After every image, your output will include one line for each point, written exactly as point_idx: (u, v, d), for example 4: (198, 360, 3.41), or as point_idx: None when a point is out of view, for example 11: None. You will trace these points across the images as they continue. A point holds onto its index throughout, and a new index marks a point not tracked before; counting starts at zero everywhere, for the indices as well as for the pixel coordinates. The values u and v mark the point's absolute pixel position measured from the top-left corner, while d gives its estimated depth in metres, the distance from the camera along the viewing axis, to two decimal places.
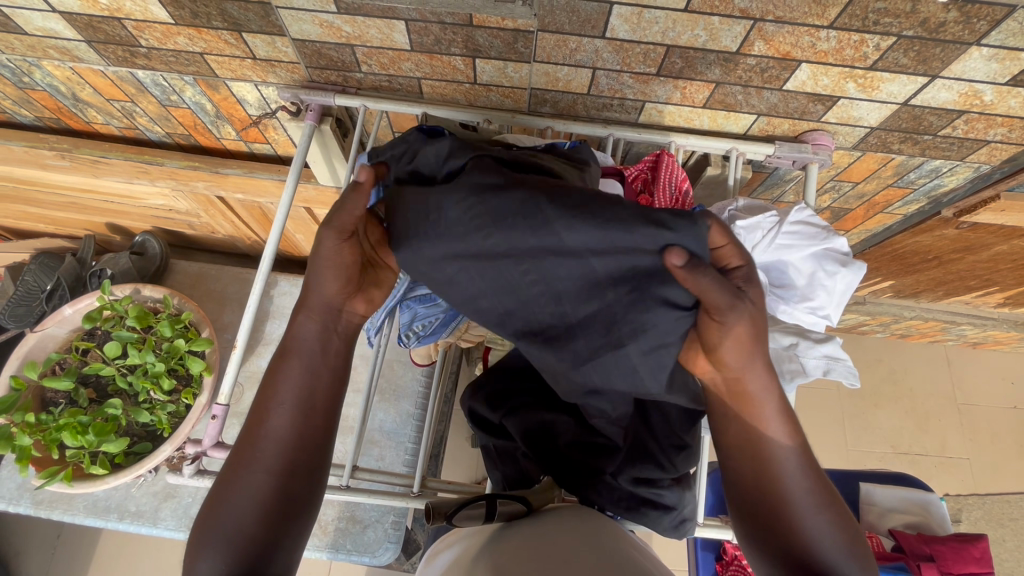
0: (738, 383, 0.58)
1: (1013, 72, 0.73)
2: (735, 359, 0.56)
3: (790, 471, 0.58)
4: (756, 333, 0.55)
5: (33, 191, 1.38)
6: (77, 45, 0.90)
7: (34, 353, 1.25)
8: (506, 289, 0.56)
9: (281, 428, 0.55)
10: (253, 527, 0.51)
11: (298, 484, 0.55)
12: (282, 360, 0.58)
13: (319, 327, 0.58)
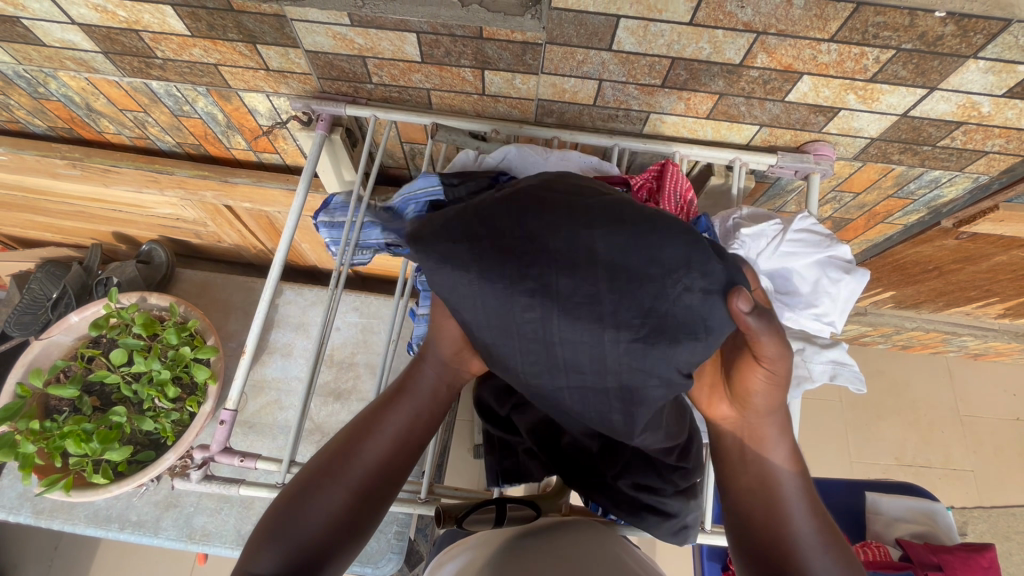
0: (757, 425, 0.62)
1: (1010, 84, 0.75)
2: (767, 399, 0.60)
3: (797, 508, 0.60)
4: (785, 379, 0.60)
5: (42, 200, 1.40)
6: (94, 56, 0.92)
7: (39, 361, 1.25)
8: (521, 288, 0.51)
9: (372, 458, 0.58)
10: (322, 538, 0.52)
11: (369, 510, 0.56)
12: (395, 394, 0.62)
13: (436, 376, 0.63)
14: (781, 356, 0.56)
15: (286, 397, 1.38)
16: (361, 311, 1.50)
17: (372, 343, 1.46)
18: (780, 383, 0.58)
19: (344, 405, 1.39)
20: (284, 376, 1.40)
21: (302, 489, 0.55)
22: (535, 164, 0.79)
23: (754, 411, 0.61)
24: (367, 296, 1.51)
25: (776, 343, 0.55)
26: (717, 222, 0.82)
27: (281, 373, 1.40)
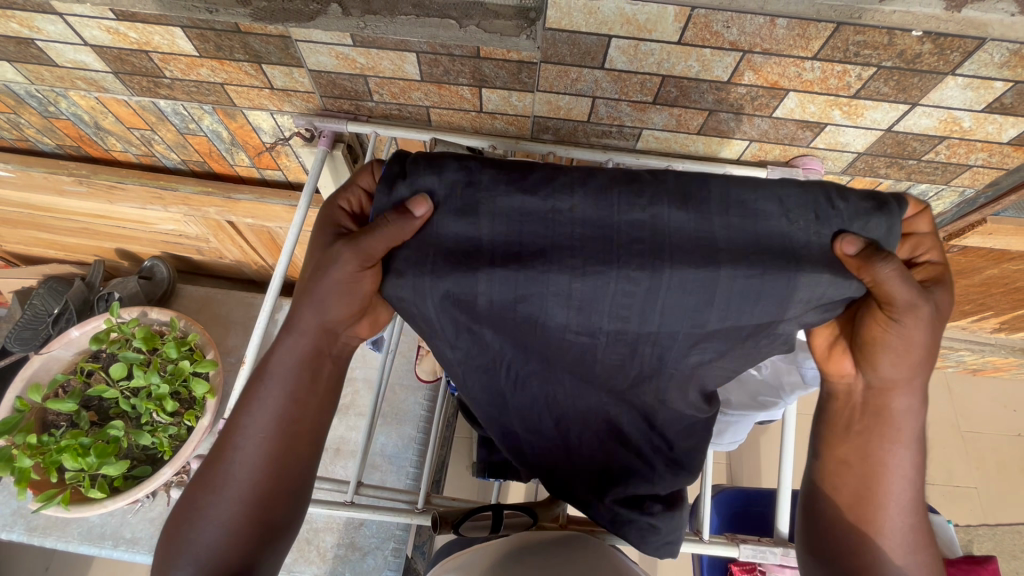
0: (882, 395, 0.56)
1: (988, 100, 0.77)
2: (905, 365, 0.53)
3: (903, 477, 0.57)
4: (928, 346, 0.52)
5: (48, 217, 1.42)
6: (105, 76, 0.96)
7: (38, 375, 1.25)
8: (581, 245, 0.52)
9: (249, 464, 0.56)
10: (219, 549, 0.53)
11: (270, 505, 0.56)
12: (257, 384, 0.57)
13: (296, 354, 0.57)
14: (914, 314, 0.49)
15: None
16: None
17: (371, 358, 1.47)
18: (917, 348, 0.52)
19: (342, 419, 1.39)
20: None
21: (187, 508, 0.55)
22: None
23: (878, 379, 0.55)
24: None
25: (907, 297, 0.49)
26: None
27: None
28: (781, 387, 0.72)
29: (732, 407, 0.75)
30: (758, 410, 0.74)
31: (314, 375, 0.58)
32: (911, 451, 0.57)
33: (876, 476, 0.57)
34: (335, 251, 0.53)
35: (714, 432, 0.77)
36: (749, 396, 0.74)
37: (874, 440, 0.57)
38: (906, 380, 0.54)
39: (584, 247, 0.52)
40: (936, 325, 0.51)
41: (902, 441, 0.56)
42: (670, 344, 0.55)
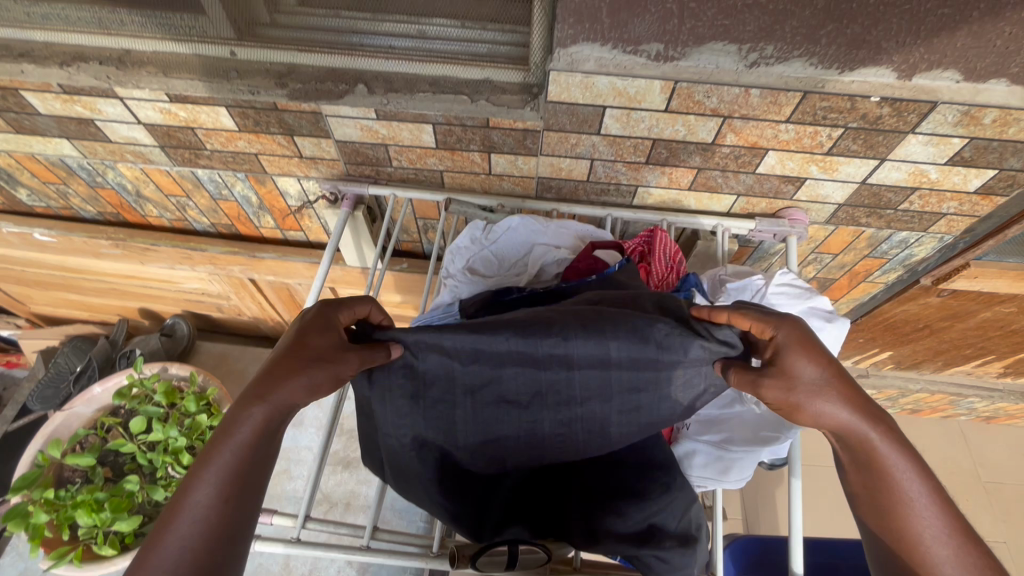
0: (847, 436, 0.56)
1: (950, 154, 0.86)
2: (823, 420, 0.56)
3: (921, 506, 0.52)
4: (819, 392, 0.55)
5: (81, 278, 1.51)
6: (152, 150, 1.07)
7: (59, 431, 1.29)
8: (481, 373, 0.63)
9: (182, 549, 0.43)
10: None
11: None
12: (207, 455, 0.49)
13: (263, 418, 0.51)
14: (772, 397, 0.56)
15: (296, 467, 1.41)
16: None
17: None
18: (807, 408, 0.56)
19: (352, 474, 1.40)
20: (294, 446, 1.44)
21: None
22: (537, 229, 0.89)
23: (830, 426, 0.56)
24: None
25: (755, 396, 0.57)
26: (706, 279, 0.91)
27: (291, 443, 1.45)
28: (781, 421, 0.75)
29: (735, 444, 0.76)
30: (761, 445, 0.75)
31: (273, 452, 0.52)
32: (916, 475, 0.53)
33: (896, 512, 0.52)
34: (346, 359, 0.56)
35: (719, 469, 0.77)
36: (751, 432, 0.76)
37: (873, 475, 0.54)
38: (853, 418, 0.55)
39: (506, 364, 0.62)
40: (806, 391, 0.55)
41: (899, 468, 0.53)
42: (599, 433, 0.65)
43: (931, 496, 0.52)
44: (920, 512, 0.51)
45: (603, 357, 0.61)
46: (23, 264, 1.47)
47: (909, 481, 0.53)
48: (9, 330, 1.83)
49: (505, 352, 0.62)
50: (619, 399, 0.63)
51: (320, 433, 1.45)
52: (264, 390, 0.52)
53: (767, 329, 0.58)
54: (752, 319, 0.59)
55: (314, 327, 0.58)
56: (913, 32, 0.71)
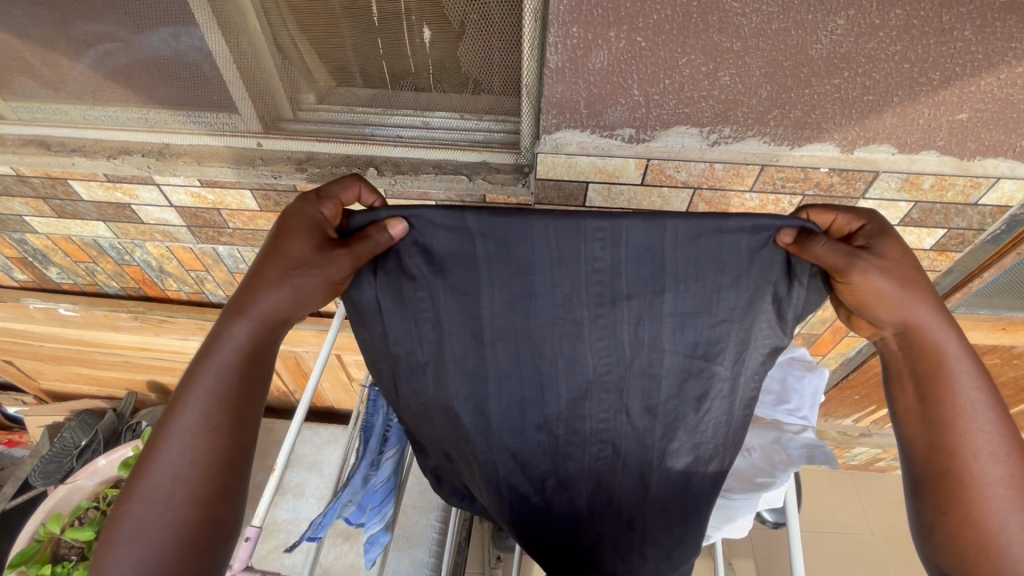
0: (916, 342, 0.62)
1: (900, 216, 0.96)
2: (890, 312, 0.62)
3: (981, 423, 0.59)
4: (903, 282, 0.61)
5: (96, 352, 1.57)
6: (180, 230, 1.17)
7: (60, 505, 1.28)
8: (523, 278, 0.67)
9: (178, 471, 0.54)
10: (169, 550, 0.51)
11: (223, 502, 0.55)
12: (184, 388, 0.57)
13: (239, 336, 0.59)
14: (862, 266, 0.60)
15: (295, 540, 1.40)
16: None
17: None
18: (892, 294, 0.61)
19: (352, 546, 1.38)
20: (294, 518, 1.43)
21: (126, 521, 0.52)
22: None
23: (903, 322, 0.62)
24: None
25: (844, 261, 0.60)
26: None
27: (291, 515, 1.44)
28: (773, 466, 0.76)
29: (735, 491, 0.78)
30: (757, 491, 0.76)
31: (246, 370, 0.59)
32: (983, 392, 0.59)
33: (954, 425, 0.59)
34: (325, 251, 0.62)
35: (723, 517, 0.81)
36: (747, 479, 0.78)
37: (931, 391, 0.61)
38: (935, 323, 0.61)
39: (557, 251, 0.65)
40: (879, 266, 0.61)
41: (963, 384, 0.60)
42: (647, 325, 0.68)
43: (992, 415, 0.59)
44: (979, 430, 0.58)
45: (669, 243, 0.64)
46: (42, 340, 1.53)
47: (971, 397, 0.59)
48: (16, 406, 1.85)
49: (563, 243, 0.65)
50: (667, 301, 0.67)
51: (320, 504, 1.45)
52: (244, 305, 0.59)
53: (853, 221, 0.65)
54: (841, 213, 0.65)
55: (291, 219, 0.64)
56: (847, 115, 0.82)
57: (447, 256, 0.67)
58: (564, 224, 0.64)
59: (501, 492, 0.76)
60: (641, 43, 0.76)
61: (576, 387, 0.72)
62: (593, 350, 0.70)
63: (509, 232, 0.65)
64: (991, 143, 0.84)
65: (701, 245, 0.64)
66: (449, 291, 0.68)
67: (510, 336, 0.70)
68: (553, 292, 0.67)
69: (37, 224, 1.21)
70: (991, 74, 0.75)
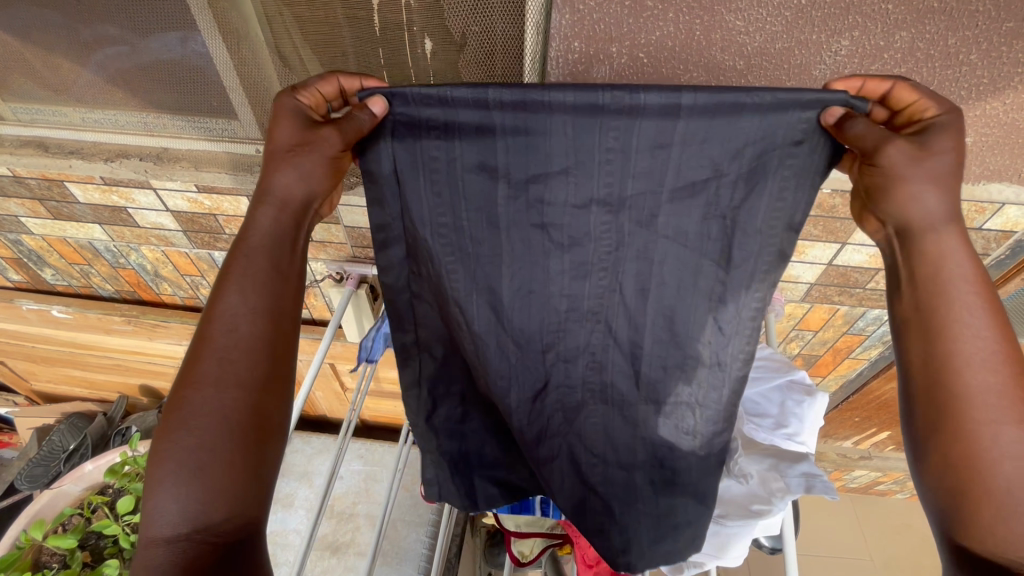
0: (939, 238, 0.57)
1: None
2: (935, 200, 0.57)
3: (979, 342, 0.53)
4: (953, 169, 0.57)
5: (88, 355, 1.55)
6: (176, 234, 1.18)
7: (44, 511, 1.26)
8: (536, 170, 0.66)
9: (224, 360, 0.53)
10: (223, 437, 0.50)
11: (270, 396, 0.54)
12: (223, 281, 0.56)
13: (271, 236, 0.60)
14: (904, 180, 0.57)
15: (281, 552, 1.37)
16: (366, 459, 1.52)
17: (375, 492, 1.46)
18: (939, 173, 0.57)
19: (340, 560, 1.35)
20: (282, 529, 1.41)
21: (176, 411, 0.50)
22: None
23: (904, 220, 0.58)
24: (373, 443, 1.54)
25: (882, 136, 0.57)
26: None
27: (279, 526, 1.42)
28: (770, 493, 0.74)
29: (731, 518, 0.78)
30: (753, 519, 0.75)
31: (281, 267, 0.59)
32: (983, 318, 0.54)
33: (946, 333, 0.54)
34: (324, 135, 0.62)
35: (718, 544, 0.81)
36: (744, 506, 0.77)
37: (934, 295, 0.56)
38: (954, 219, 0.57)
39: (568, 129, 0.64)
40: (930, 175, 0.57)
41: (963, 295, 0.55)
42: (648, 219, 0.68)
43: (995, 333, 0.53)
44: (974, 350, 0.53)
45: (675, 122, 0.62)
46: (34, 341, 1.52)
47: (975, 314, 0.54)
48: (7, 408, 1.83)
49: (577, 117, 0.63)
50: (665, 201, 0.67)
51: (309, 515, 1.43)
52: (264, 189, 0.61)
53: (928, 109, 0.60)
54: (923, 95, 0.60)
55: (280, 116, 0.63)
56: None
57: (462, 142, 0.65)
58: (586, 98, 0.62)
59: (503, 404, 0.75)
60: (643, 59, 0.75)
61: (580, 296, 0.72)
62: (596, 249, 0.70)
63: (530, 105, 0.62)
64: (996, 168, 0.83)
65: (712, 131, 0.62)
66: (467, 175, 0.67)
67: (516, 234, 0.69)
68: (565, 179, 0.67)
69: (33, 225, 1.21)
70: (996, 99, 0.74)
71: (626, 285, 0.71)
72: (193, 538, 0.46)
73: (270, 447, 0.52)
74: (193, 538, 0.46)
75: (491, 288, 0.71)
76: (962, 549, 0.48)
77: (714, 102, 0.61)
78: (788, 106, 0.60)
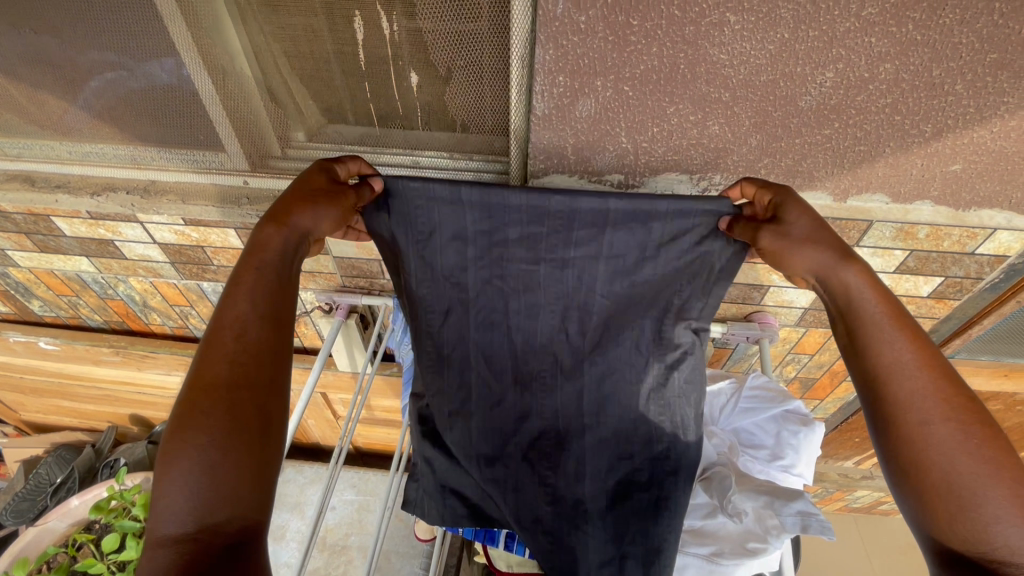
0: (841, 290, 0.62)
1: (895, 264, 0.95)
2: (808, 259, 0.65)
3: (906, 375, 0.55)
4: (823, 236, 0.65)
5: (77, 386, 1.53)
6: (163, 265, 1.17)
7: (27, 550, 1.23)
8: (499, 230, 0.79)
9: (234, 358, 0.52)
10: (231, 434, 0.48)
11: (276, 398, 0.53)
12: (233, 289, 0.57)
13: (284, 245, 0.62)
14: (787, 253, 0.66)
15: None
16: (359, 488, 1.49)
17: (368, 524, 1.43)
18: (802, 241, 0.65)
19: None
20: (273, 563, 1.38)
21: (184, 409, 0.49)
22: None
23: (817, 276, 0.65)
24: (366, 472, 1.51)
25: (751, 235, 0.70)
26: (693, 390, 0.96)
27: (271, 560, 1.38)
28: (766, 531, 0.71)
29: (725, 557, 0.73)
30: (747, 558, 0.71)
31: (283, 280, 0.60)
32: (905, 351, 0.56)
33: (870, 351, 0.58)
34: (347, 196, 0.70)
35: None
36: (738, 543, 0.73)
37: (858, 348, 0.59)
38: (843, 270, 0.62)
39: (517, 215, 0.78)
40: (805, 243, 0.65)
41: (886, 339, 0.57)
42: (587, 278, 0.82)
43: (921, 364, 0.55)
44: (902, 386, 0.55)
45: (606, 208, 0.75)
46: (22, 372, 1.50)
47: (893, 350, 0.57)
48: None
49: (522, 207, 0.77)
50: (601, 266, 0.81)
51: (301, 548, 1.39)
52: (286, 215, 0.63)
53: (768, 194, 0.71)
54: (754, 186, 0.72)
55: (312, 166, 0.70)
56: (839, 165, 0.81)
57: (439, 216, 0.78)
58: (535, 197, 0.76)
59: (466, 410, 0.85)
60: (628, 93, 0.75)
61: (534, 334, 0.86)
62: (549, 292, 0.83)
63: (494, 199, 0.77)
64: (986, 195, 0.83)
65: (635, 219, 0.76)
66: (443, 241, 0.80)
67: (485, 269, 0.82)
68: (521, 250, 0.81)
69: (19, 257, 1.20)
70: (984, 127, 0.74)
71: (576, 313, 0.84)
72: (199, 539, 0.44)
73: (275, 451, 0.50)
74: (199, 538, 0.44)
75: (463, 309, 0.84)
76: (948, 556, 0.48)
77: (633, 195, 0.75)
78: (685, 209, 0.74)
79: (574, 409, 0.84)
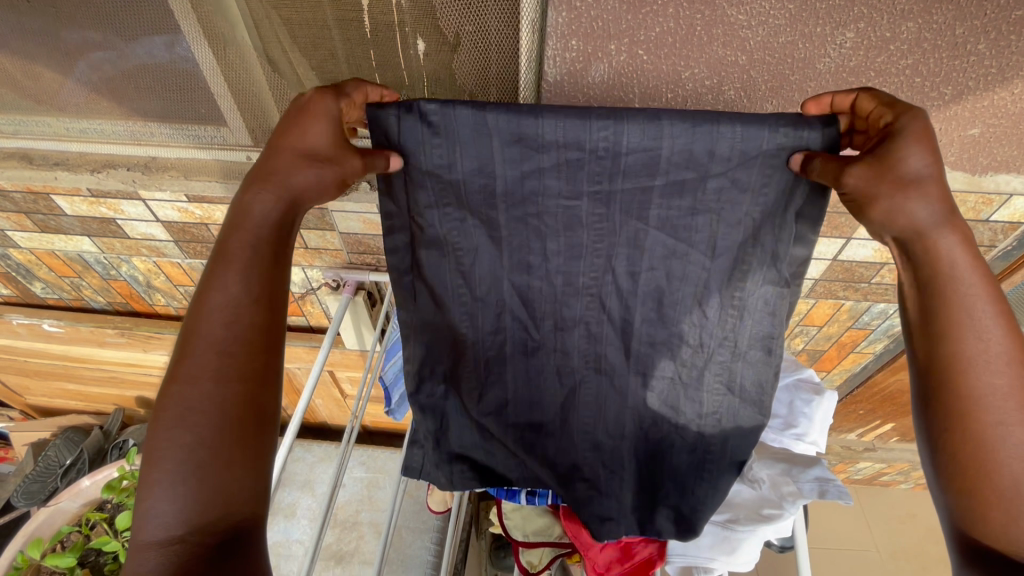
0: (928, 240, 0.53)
1: None
2: (903, 214, 0.52)
3: (989, 349, 0.50)
4: (926, 180, 0.52)
5: (81, 368, 1.52)
6: (167, 244, 1.17)
7: (40, 530, 1.24)
8: (529, 159, 0.62)
9: (221, 347, 0.49)
10: (224, 429, 0.46)
11: (273, 389, 0.50)
12: (217, 265, 0.51)
13: (271, 203, 0.54)
14: (877, 202, 0.53)
15: (286, 564, 1.35)
16: (368, 466, 1.50)
17: (377, 500, 1.44)
18: (900, 185, 0.52)
19: (344, 569, 1.34)
20: (285, 539, 1.39)
21: (166, 404, 0.46)
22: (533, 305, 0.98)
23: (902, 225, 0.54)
24: (375, 450, 1.52)
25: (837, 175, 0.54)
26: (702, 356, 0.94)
27: (282, 536, 1.40)
28: (782, 497, 0.72)
29: (740, 522, 0.74)
30: (764, 523, 0.72)
31: (276, 251, 0.54)
32: (995, 322, 0.51)
33: (951, 325, 0.51)
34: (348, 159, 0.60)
35: (727, 549, 0.75)
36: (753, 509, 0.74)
37: (937, 307, 0.52)
38: (934, 214, 0.52)
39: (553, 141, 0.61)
40: (904, 191, 0.52)
41: (974, 304, 0.51)
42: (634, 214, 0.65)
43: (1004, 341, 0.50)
44: (982, 357, 0.50)
45: (668, 137, 0.59)
46: (27, 356, 1.49)
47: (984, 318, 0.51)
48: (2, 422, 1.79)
49: (550, 130, 0.60)
50: (655, 194, 0.64)
51: (312, 525, 1.41)
52: (267, 172, 0.55)
53: (888, 114, 0.55)
54: (882, 104, 0.57)
55: (304, 110, 0.58)
56: None
57: (457, 162, 0.62)
58: (571, 126, 0.60)
59: (486, 373, 0.76)
60: (643, 57, 0.73)
61: (576, 275, 0.71)
62: (590, 262, 0.70)
63: (524, 134, 0.60)
64: (1003, 159, 0.82)
65: (696, 139, 0.59)
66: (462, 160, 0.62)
67: (517, 234, 0.68)
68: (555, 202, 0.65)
69: (20, 238, 1.19)
70: (1005, 88, 0.72)
71: (620, 279, 0.70)
72: (188, 541, 0.43)
73: (268, 438, 0.48)
74: (189, 541, 0.42)
75: (495, 273, 0.71)
76: (979, 547, 0.47)
77: (691, 138, 0.59)
78: (763, 120, 0.58)
79: (607, 383, 0.76)
